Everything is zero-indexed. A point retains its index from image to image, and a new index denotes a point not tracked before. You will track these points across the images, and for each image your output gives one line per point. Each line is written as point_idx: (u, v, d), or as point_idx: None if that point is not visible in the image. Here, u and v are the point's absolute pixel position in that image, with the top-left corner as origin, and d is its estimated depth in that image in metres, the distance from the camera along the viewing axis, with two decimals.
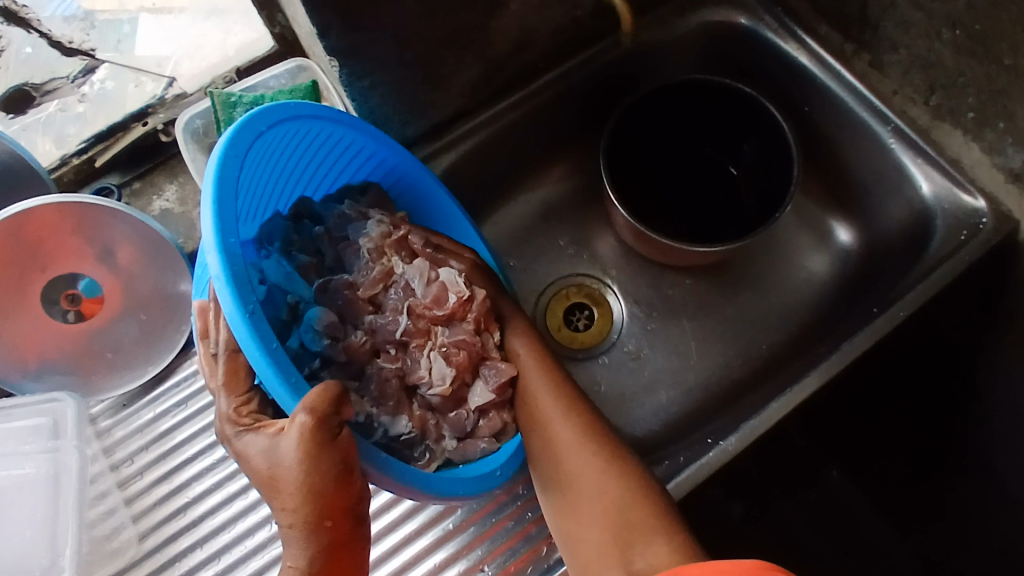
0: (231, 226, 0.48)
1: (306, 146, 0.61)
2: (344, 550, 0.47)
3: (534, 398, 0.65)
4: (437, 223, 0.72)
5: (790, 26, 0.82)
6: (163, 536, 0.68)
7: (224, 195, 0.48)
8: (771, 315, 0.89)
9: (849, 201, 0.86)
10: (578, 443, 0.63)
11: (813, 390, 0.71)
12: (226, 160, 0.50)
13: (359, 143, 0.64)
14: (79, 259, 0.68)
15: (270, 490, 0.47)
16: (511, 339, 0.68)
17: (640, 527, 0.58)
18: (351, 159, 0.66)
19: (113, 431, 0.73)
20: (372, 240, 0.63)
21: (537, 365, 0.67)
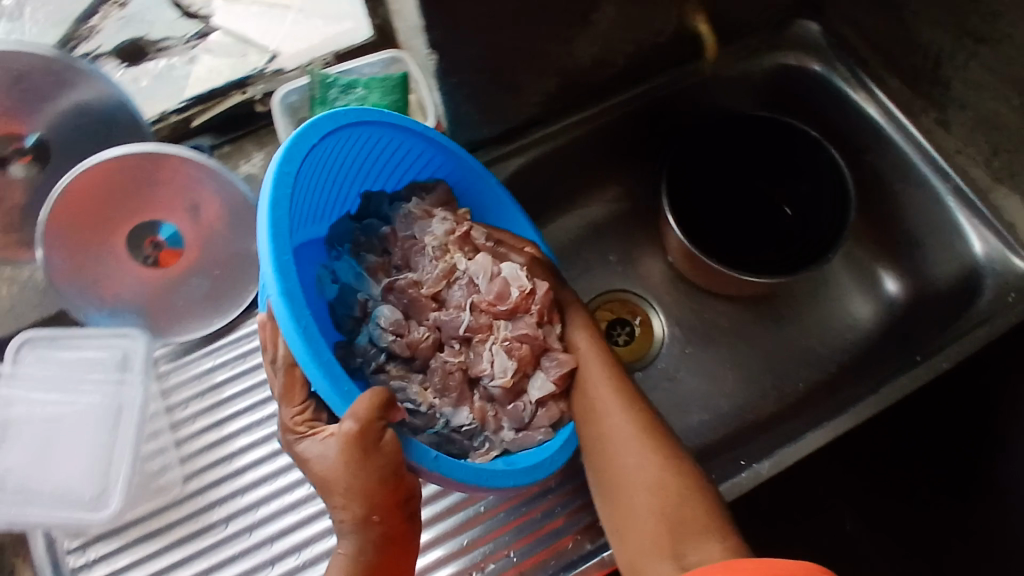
0: (284, 239, 0.50)
1: (368, 146, 0.65)
2: (392, 543, 0.51)
3: (593, 392, 0.68)
4: (495, 213, 0.75)
5: (861, 77, 0.86)
6: (206, 480, 0.72)
7: (277, 213, 0.51)
8: (810, 354, 0.91)
9: (900, 253, 0.88)
10: (628, 435, 0.65)
11: (847, 428, 0.73)
12: (280, 176, 0.52)
13: (418, 142, 0.68)
14: (166, 211, 0.72)
15: (325, 491, 0.51)
16: (573, 332, 0.71)
17: (692, 521, 0.59)
18: (416, 155, 0.70)
19: (175, 373, 0.77)
20: (439, 238, 0.67)
21: (594, 359, 0.69)
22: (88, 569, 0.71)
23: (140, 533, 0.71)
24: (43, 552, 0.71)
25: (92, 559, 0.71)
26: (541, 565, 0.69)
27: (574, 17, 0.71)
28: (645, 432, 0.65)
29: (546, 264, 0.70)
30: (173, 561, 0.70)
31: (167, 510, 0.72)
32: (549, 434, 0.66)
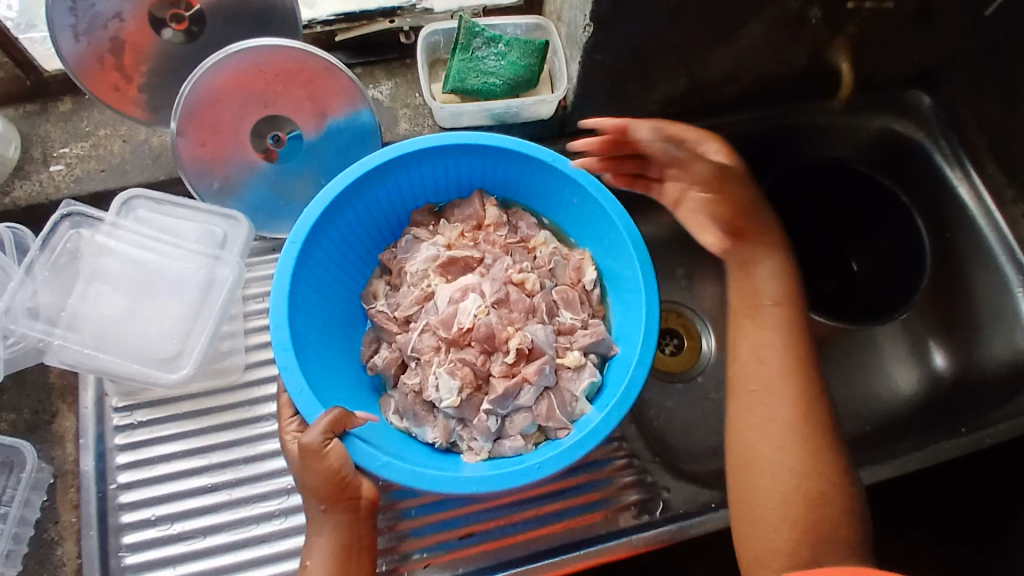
0: (281, 303, 0.63)
1: (382, 202, 0.74)
2: (349, 528, 0.61)
3: (755, 369, 0.67)
4: (540, 194, 0.76)
5: (961, 157, 0.91)
6: (267, 374, 0.75)
7: (282, 286, 0.64)
8: (846, 408, 0.91)
9: (957, 332, 0.91)
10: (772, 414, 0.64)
11: (885, 476, 0.75)
12: (289, 251, 0.64)
13: (407, 176, 0.73)
14: (296, 114, 0.73)
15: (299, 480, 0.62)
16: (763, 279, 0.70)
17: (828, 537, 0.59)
18: (450, 171, 0.75)
19: (259, 267, 0.80)
20: (422, 265, 0.73)
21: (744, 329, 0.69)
22: (131, 431, 0.72)
23: (190, 409, 0.73)
24: (92, 404, 0.72)
25: (137, 422, 0.72)
26: (569, 532, 0.71)
27: (724, 27, 0.74)
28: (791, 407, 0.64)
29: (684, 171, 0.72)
30: (215, 443, 0.72)
31: (218, 393, 0.74)
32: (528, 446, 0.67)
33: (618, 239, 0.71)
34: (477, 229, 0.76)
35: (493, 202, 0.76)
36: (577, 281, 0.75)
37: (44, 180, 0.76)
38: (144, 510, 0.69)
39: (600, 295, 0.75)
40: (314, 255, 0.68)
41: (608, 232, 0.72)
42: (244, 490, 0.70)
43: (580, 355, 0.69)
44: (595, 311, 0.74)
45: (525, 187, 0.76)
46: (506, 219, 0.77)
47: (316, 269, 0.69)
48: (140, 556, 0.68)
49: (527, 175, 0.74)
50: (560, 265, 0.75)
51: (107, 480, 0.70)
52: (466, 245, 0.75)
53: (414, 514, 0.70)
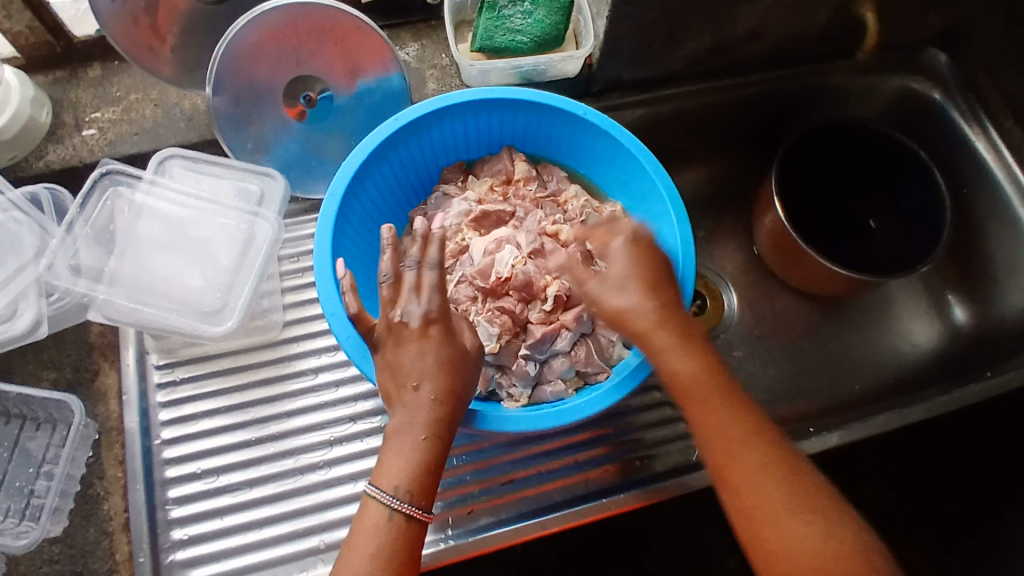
0: (325, 254, 0.64)
1: (415, 158, 0.75)
2: (445, 443, 0.56)
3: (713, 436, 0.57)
4: (569, 147, 0.77)
5: (978, 113, 0.92)
6: (306, 331, 0.76)
7: (325, 237, 0.65)
8: (867, 362, 0.94)
9: (976, 286, 0.93)
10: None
11: (915, 419, 0.76)
12: (330, 204, 0.66)
13: (442, 131, 0.74)
14: (329, 73, 0.74)
15: (446, 371, 0.56)
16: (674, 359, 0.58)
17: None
18: (481, 127, 0.76)
19: (294, 228, 0.81)
20: (455, 220, 0.74)
21: (768, 501, 0.54)
22: (173, 387, 0.73)
23: (230, 365, 0.74)
24: (133, 362, 0.73)
25: (179, 378, 0.73)
26: (608, 477, 0.72)
27: None
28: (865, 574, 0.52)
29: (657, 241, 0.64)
30: (257, 398, 0.73)
31: (257, 350, 0.75)
32: (568, 390, 0.68)
33: (650, 189, 0.72)
34: (508, 183, 0.77)
35: (521, 157, 0.78)
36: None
37: (77, 143, 0.77)
38: (190, 464, 0.70)
39: None
40: (352, 208, 0.69)
41: (640, 181, 0.73)
42: (287, 442, 0.71)
43: None
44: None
45: (555, 142, 0.77)
46: (536, 174, 0.78)
47: (354, 225, 0.70)
48: (185, 509, 0.68)
49: (559, 129, 0.75)
50: None
51: (151, 435, 0.71)
52: (496, 199, 0.76)
53: (454, 463, 0.71)
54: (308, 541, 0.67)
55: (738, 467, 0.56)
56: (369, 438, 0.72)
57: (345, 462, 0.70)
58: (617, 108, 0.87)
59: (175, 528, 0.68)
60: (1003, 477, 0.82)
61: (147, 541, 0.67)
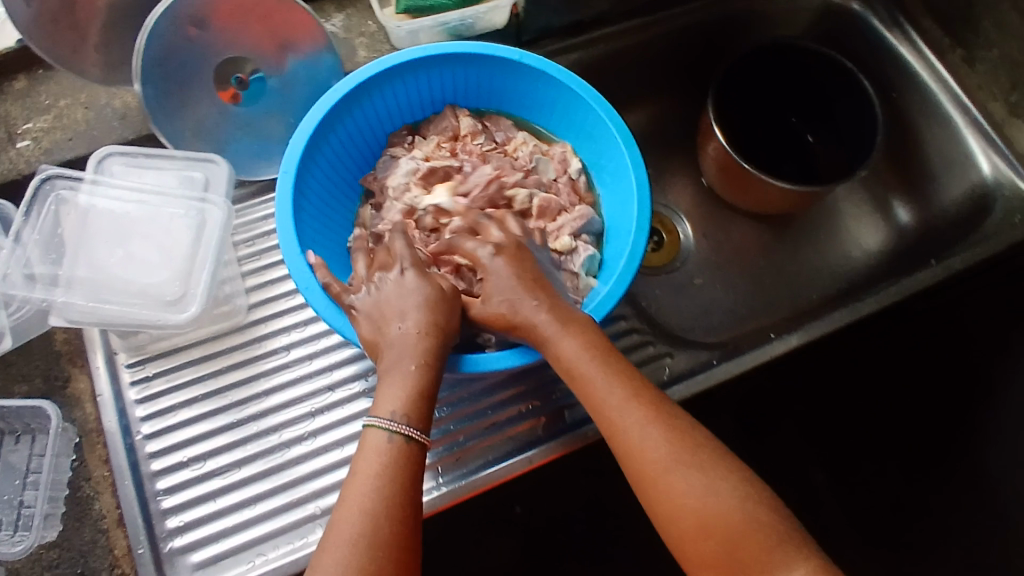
0: (289, 230, 0.65)
1: (361, 126, 0.76)
2: (437, 372, 0.60)
3: (602, 403, 0.58)
4: (511, 94, 0.79)
5: (897, 18, 0.95)
6: (271, 311, 0.77)
7: (286, 214, 0.65)
8: (821, 271, 0.97)
9: (915, 185, 0.96)
10: (737, 543, 0.52)
11: (870, 311, 0.79)
12: (285, 181, 0.66)
13: (384, 96, 0.75)
14: (258, 52, 0.74)
15: (428, 307, 0.62)
16: (558, 344, 0.59)
17: (750, 542, 0.52)
18: (423, 88, 0.77)
19: (244, 213, 0.81)
20: (404, 178, 0.75)
21: (654, 460, 0.55)
22: (147, 383, 0.73)
23: (201, 354, 0.75)
24: (104, 364, 0.74)
25: (152, 373, 0.74)
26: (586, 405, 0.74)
27: None
28: (751, 522, 0.52)
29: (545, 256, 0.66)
30: (233, 382, 0.74)
31: (226, 336, 0.76)
32: None
33: (598, 121, 0.74)
34: (456, 140, 0.79)
35: (466, 113, 0.80)
36: (563, 172, 0.78)
37: (14, 156, 0.76)
38: (175, 454, 0.71)
39: (587, 182, 0.79)
40: (308, 182, 0.70)
41: (586, 116, 0.75)
42: (270, 420, 0.72)
43: (570, 239, 0.74)
44: (582, 199, 0.78)
45: (498, 93, 0.79)
46: (483, 128, 0.80)
47: (312, 200, 0.71)
48: (177, 498, 0.69)
49: (499, 79, 0.77)
50: (543, 162, 0.78)
51: (132, 432, 0.71)
52: (446, 155, 0.78)
53: (436, 416, 0.73)
54: (304, 509, 0.69)
55: (625, 430, 0.57)
56: (350, 404, 0.73)
57: (329, 430, 0.72)
58: (549, 57, 0.89)
59: (170, 517, 0.69)
60: None
61: (145, 533, 0.68)
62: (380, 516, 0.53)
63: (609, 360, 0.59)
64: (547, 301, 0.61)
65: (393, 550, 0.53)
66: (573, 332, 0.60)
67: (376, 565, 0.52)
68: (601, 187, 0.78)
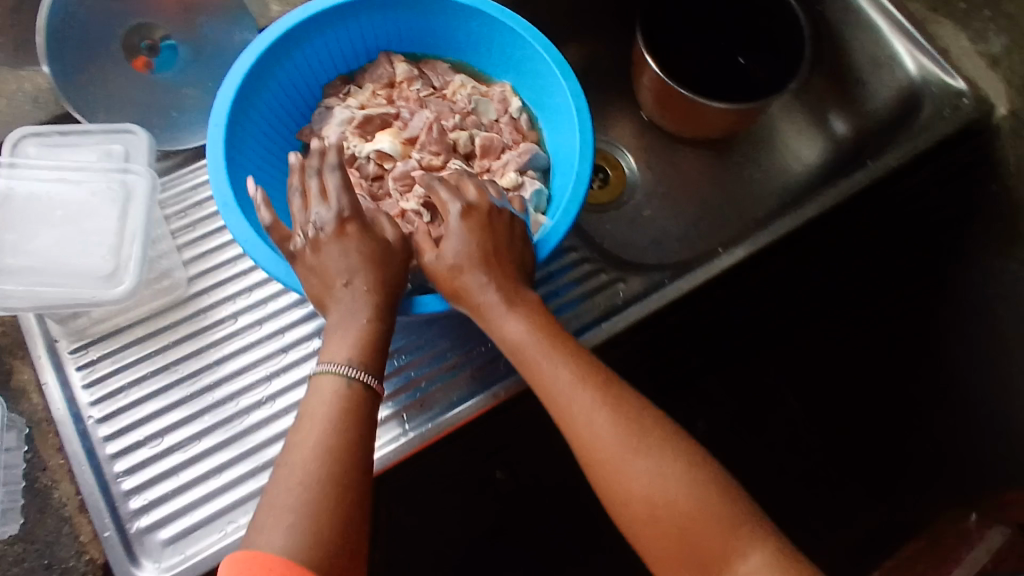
0: (222, 183, 0.63)
1: (293, 79, 0.74)
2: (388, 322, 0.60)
3: (551, 390, 0.59)
4: (443, 35, 0.77)
5: None
6: (212, 281, 0.75)
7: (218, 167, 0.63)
8: (765, 189, 0.99)
9: (846, 94, 0.95)
10: (690, 529, 0.54)
11: (810, 216, 0.80)
12: (214, 134, 0.64)
13: (313, 45, 0.73)
14: (166, 16, 0.74)
15: (371, 262, 0.59)
16: (507, 324, 0.60)
17: (702, 524, 0.54)
18: (354, 34, 0.75)
19: (172, 185, 0.79)
20: (340, 128, 0.74)
21: (605, 446, 0.57)
22: (92, 367, 0.72)
23: (145, 332, 0.73)
24: (45, 353, 0.71)
25: (96, 357, 0.72)
26: None
27: None
28: (704, 506, 0.54)
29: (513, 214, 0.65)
30: (182, 355, 0.72)
31: (168, 311, 0.74)
32: None
33: (534, 55, 0.73)
34: (392, 87, 0.77)
35: (400, 59, 0.78)
36: (504, 112, 0.77)
37: None
38: (131, 435, 0.69)
39: (528, 120, 0.78)
40: (240, 138, 0.68)
41: (522, 52, 0.74)
42: (224, 389, 0.71)
43: (516, 176, 0.74)
44: (526, 137, 0.77)
45: (430, 34, 0.77)
46: (420, 73, 0.78)
47: (247, 155, 0.69)
48: (138, 477, 0.68)
49: (431, 19, 0.75)
50: (483, 103, 0.77)
51: (83, 418, 0.70)
52: (382, 103, 0.76)
53: (396, 363, 0.73)
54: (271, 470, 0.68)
55: (576, 418, 0.58)
56: (306, 363, 0.72)
57: (287, 392, 0.71)
58: None
59: (133, 498, 0.67)
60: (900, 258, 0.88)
61: (109, 514, 0.67)
62: (339, 452, 0.52)
63: (556, 344, 0.60)
64: (497, 281, 0.61)
65: (354, 481, 0.51)
66: (517, 311, 0.60)
67: (340, 496, 0.50)
68: (543, 124, 0.78)
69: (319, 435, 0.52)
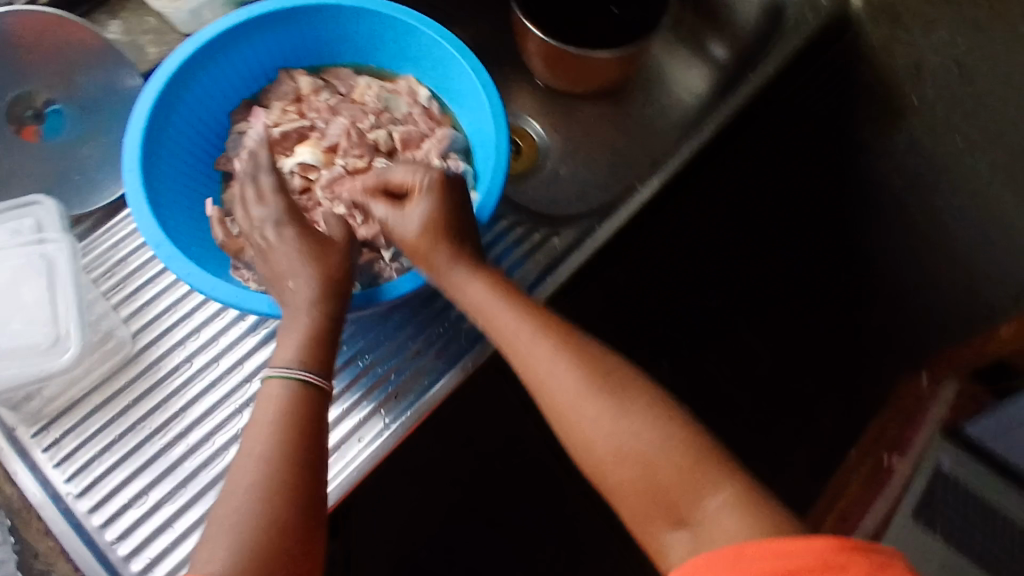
0: (149, 222, 0.63)
1: (198, 111, 0.74)
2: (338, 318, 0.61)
3: (513, 346, 0.60)
4: (335, 40, 0.79)
5: None
6: (157, 331, 0.75)
7: (142, 209, 0.64)
8: (666, 125, 1.04)
9: (719, 21, 1.01)
10: (648, 471, 0.53)
11: (711, 135, 0.83)
12: (131, 177, 0.65)
13: (210, 73, 0.73)
14: (45, 84, 0.74)
15: (316, 259, 0.62)
16: (467, 291, 0.63)
17: (675, 475, 0.52)
18: (249, 56, 0.76)
19: (92, 249, 0.78)
20: None
21: (573, 396, 0.57)
22: (57, 446, 0.70)
23: (103, 397, 0.72)
24: (5, 445, 0.70)
25: (59, 436, 0.71)
26: None
27: None
28: (662, 448, 0.53)
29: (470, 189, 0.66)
30: (145, 411, 0.72)
31: (119, 372, 0.73)
32: None
33: (430, 42, 0.75)
34: (300, 101, 0.79)
35: (301, 73, 0.79)
36: (414, 103, 0.79)
37: None
38: (113, 501, 0.69)
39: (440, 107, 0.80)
40: (158, 178, 0.68)
41: (417, 42, 0.76)
42: (196, 432, 0.71)
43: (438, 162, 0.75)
44: (440, 123, 0.79)
45: (322, 42, 0.79)
46: (323, 83, 0.80)
47: (169, 194, 0.69)
48: (133, 538, 0.67)
49: (320, 27, 0.76)
50: (391, 100, 0.79)
51: (62, 496, 0.69)
52: (294, 117, 0.77)
53: (361, 365, 0.73)
54: None
55: (535, 366, 0.59)
56: None
57: None
58: None
59: (133, 561, 0.66)
60: (801, 158, 0.93)
61: None
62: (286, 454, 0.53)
63: (513, 307, 0.62)
64: (457, 249, 0.64)
65: (303, 482, 0.53)
66: (477, 278, 0.63)
67: (284, 484, 0.52)
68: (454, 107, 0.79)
69: (262, 443, 0.54)
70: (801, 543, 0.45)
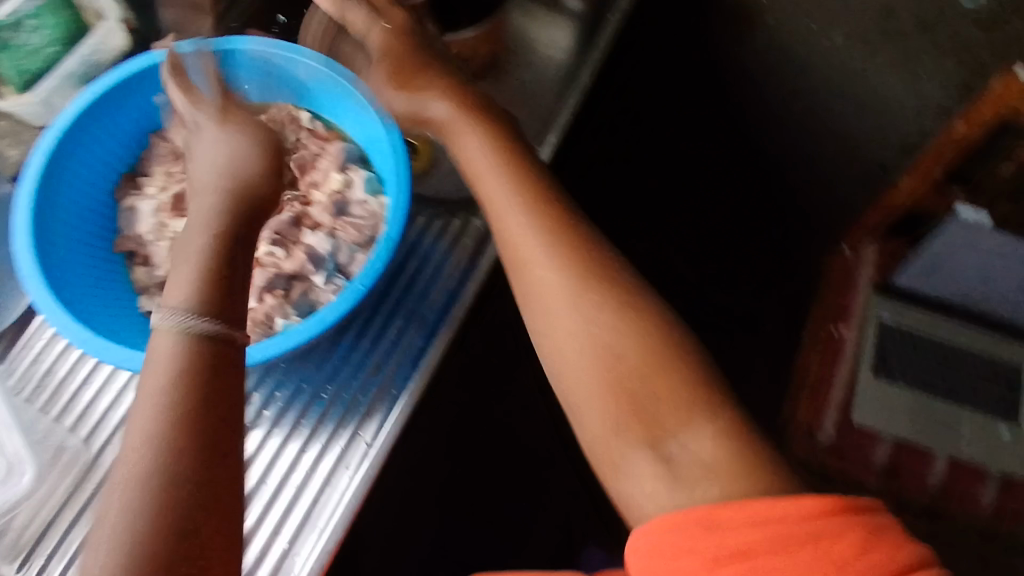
0: (70, 324, 0.61)
1: (80, 197, 0.71)
2: (228, 245, 0.52)
3: (501, 230, 0.60)
4: None
5: None
6: (109, 428, 0.70)
7: (57, 313, 0.61)
8: None
9: None
10: (643, 382, 0.51)
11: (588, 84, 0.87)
12: (35, 286, 0.62)
13: (81, 158, 0.70)
14: None
15: (224, 164, 0.56)
16: (467, 163, 0.64)
17: (655, 399, 0.50)
18: (115, 129, 0.73)
19: (14, 368, 0.73)
20: (154, 222, 0.73)
21: (558, 290, 0.56)
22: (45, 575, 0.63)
23: (74, 512, 0.66)
24: None
25: (43, 563, 0.64)
26: (442, 290, 0.74)
27: None
28: (661, 363, 0.51)
29: (470, 82, 0.69)
30: None
31: (84, 481, 0.67)
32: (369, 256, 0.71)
33: (286, 61, 0.71)
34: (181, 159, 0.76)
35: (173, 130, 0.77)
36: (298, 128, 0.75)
37: None
38: None
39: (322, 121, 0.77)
40: (63, 277, 0.65)
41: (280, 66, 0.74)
42: None
43: (339, 176, 0.73)
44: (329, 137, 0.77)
45: None
46: None
47: (81, 289, 0.66)
48: None
49: None
50: None
51: None
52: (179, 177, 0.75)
53: (326, 398, 0.69)
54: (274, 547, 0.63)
55: (520, 254, 0.58)
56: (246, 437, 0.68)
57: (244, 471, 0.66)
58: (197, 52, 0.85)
59: None
60: None
61: None
62: (180, 424, 0.45)
63: (502, 195, 0.61)
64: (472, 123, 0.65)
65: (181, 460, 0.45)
66: (471, 134, 0.64)
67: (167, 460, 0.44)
68: None
69: (152, 415, 0.46)
70: (790, 504, 0.42)
